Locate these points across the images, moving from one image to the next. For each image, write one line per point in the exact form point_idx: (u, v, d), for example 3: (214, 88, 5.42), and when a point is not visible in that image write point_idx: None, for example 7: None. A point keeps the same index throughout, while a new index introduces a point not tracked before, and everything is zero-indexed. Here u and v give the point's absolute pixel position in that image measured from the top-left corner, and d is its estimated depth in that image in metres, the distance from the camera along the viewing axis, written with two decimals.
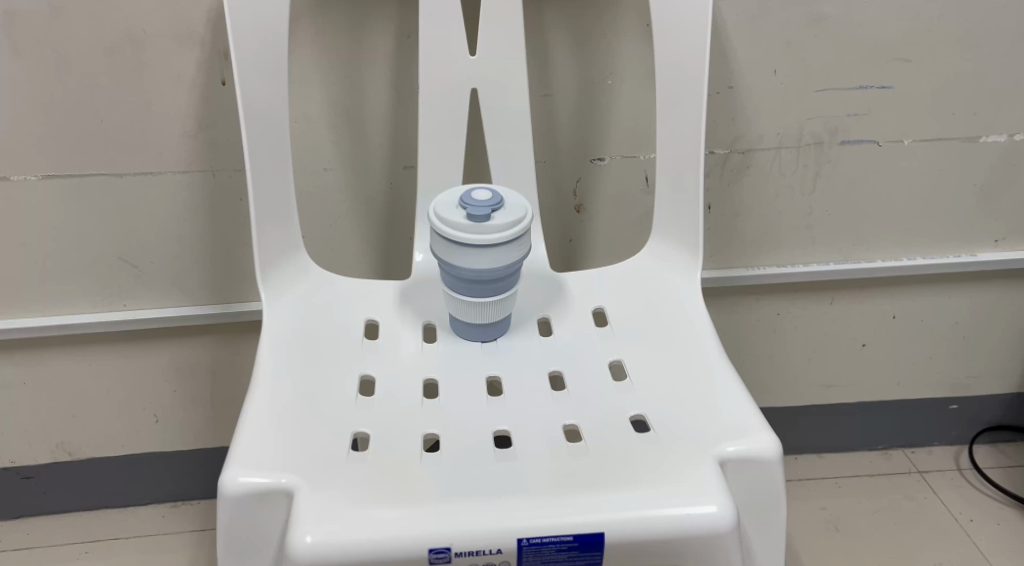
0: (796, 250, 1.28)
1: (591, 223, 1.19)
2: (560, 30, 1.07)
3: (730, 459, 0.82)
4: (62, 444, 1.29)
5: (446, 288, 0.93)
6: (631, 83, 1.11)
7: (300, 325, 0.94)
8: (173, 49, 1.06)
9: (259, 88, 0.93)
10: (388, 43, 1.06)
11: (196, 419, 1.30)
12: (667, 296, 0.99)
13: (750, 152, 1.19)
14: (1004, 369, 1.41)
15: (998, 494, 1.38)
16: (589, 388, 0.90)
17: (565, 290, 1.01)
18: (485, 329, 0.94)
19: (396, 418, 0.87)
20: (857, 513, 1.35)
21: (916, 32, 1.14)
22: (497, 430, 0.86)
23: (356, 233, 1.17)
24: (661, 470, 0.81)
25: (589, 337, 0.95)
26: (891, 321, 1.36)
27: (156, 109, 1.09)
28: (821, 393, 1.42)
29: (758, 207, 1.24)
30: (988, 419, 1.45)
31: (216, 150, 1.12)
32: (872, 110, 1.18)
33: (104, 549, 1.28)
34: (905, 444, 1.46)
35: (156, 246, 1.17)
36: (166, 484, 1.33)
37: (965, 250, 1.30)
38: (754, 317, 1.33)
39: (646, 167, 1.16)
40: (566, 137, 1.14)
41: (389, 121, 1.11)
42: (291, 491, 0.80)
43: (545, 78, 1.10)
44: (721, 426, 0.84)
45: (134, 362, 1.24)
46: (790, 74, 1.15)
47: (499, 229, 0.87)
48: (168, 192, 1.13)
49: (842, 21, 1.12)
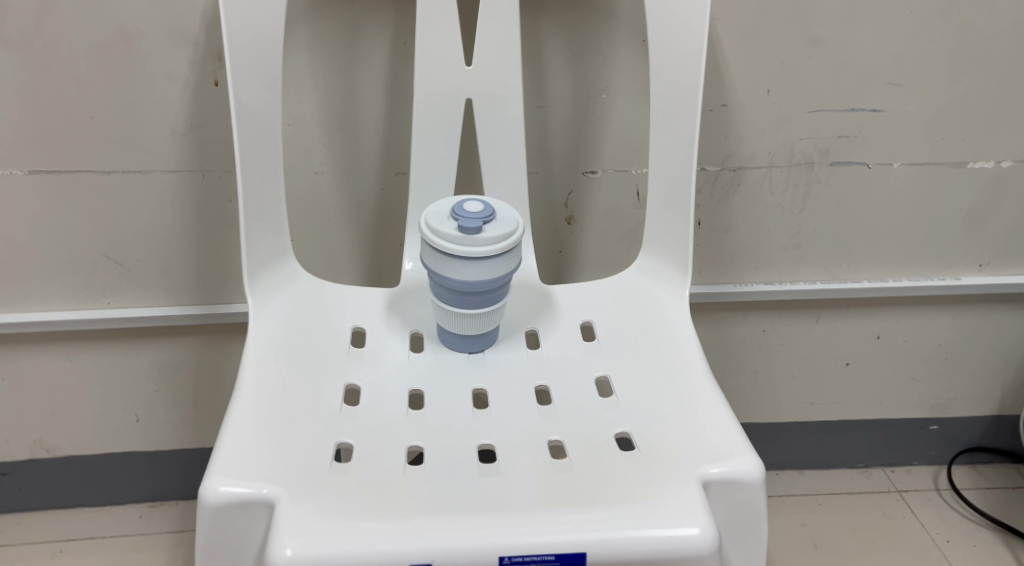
0: (782, 267, 1.28)
1: (580, 235, 1.19)
2: (556, 42, 1.07)
3: (714, 480, 0.82)
4: (39, 441, 1.28)
5: (434, 298, 0.93)
6: (625, 97, 1.11)
7: (286, 330, 0.93)
8: (167, 46, 1.05)
9: (254, 90, 0.92)
10: (385, 49, 1.06)
11: (178, 420, 1.29)
12: (655, 312, 0.98)
13: (742, 170, 1.20)
14: (985, 392, 1.42)
15: (975, 515, 1.39)
16: (575, 404, 0.90)
17: (554, 304, 1.00)
18: (472, 340, 0.94)
19: (381, 429, 0.87)
20: (836, 530, 1.36)
21: (909, 57, 1.14)
22: (482, 444, 0.86)
23: (346, 238, 1.16)
24: (645, 490, 0.80)
25: (576, 352, 0.95)
26: (876, 341, 1.36)
27: (148, 108, 1.08)
28: (803, 410, 1.42)
29: (747, 224, 1.24)
30: (967, 441, 1.46)
31: (206, 152, 1.11)
32: (863, 131, 1.19)
33: (79, 548, 1.27)
34: (885, 463, 1.47)
35: (142, 244, 1.16)
36: (144, 484, 1.32)
37: (949, 274, 1.31)
38: (740, 333, 1.33)
39: (638, 181, 1.16)
40: (560, 148, 1.14)
41: (382, 128, 1.10)
42: (272, 502, 0.79)
43: (540, 89, 1.10)
44: (707, 446, 0.84)
45: (116, 361, 1.23)
46: (784, 94, 1.15)
47: (489, 242, 0.87)
48: (155, 192, 1.13)
49: (836, 43, 1.13)
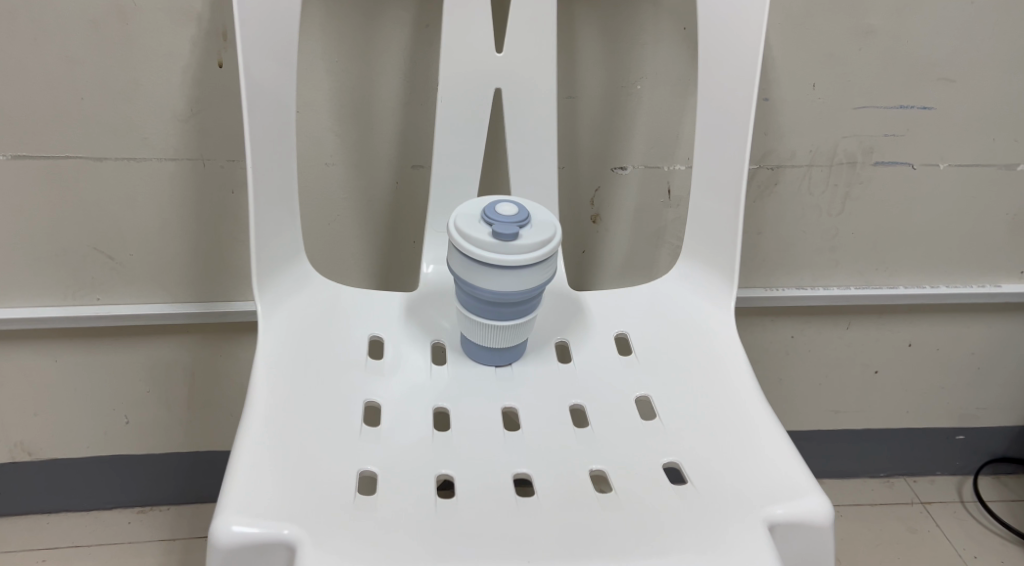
0: (816, 272, 1.21)
1: (606, 234, 1.11)
2: (590, 27, 0.99)
3: (779, 522, 0.75)
4: (21, 443, 1.19)
5: (460, 307, 0.85)
6: (661, 88, 1.03)
7: (296, 341, 0.85)
8: (167, 24, 0.96)
9: (268, 74, 0.84)
10: (406, 33, 0.97)
11: (170, 422, 1.21)
12: (696, 324, 0.91)
13: (780, 169, 1.12)
14: (1015, 402, 1.36)
15: (1002, 529, 1.33)
16: (618, 428, 0.82)
17: (584, 312, 0.93)
18: (498, 353, 0.86)
19: (406, 455, 0.79)
20: (860, 544, 1.30)
21: (964, 52, 1.07)
22: (517, 474, 0.78)
23: (356, 233, 1.08)
24: (704, 536, 0.73)
25: (612, 368, 0.87)
26: (907, 349, 1.30)
27: (145, 89, 0.99)
28: (827, 418, 1.36)
29: (782, 225, 1.17)
30: (992, 450, 1.40)
31: (207, 138, 1.02)
32: (911, 130, 1.11)
33: (62, 557, 1.18)
34: (908, 472, 1.41)
35: (135, 236, 1.07)
36: (133, 489, 1.24)
37: (989, 280, 1.24)
38: (767, 339, 1.27)
39: (670, 179, 1.08)
40: (588, 141, 1.06)
41: (399, 116, 1.02)
42: (293, 545, 0.71)
43: (570, 79, 1.02)
44: (768, 483, 0.77)
45: (105, 360, 1.14)
46: (830, 89, 1.08)
47: (526, 249, 0.80)
48: (150, 181, 1.04)
49: (888, 35, 1.05)
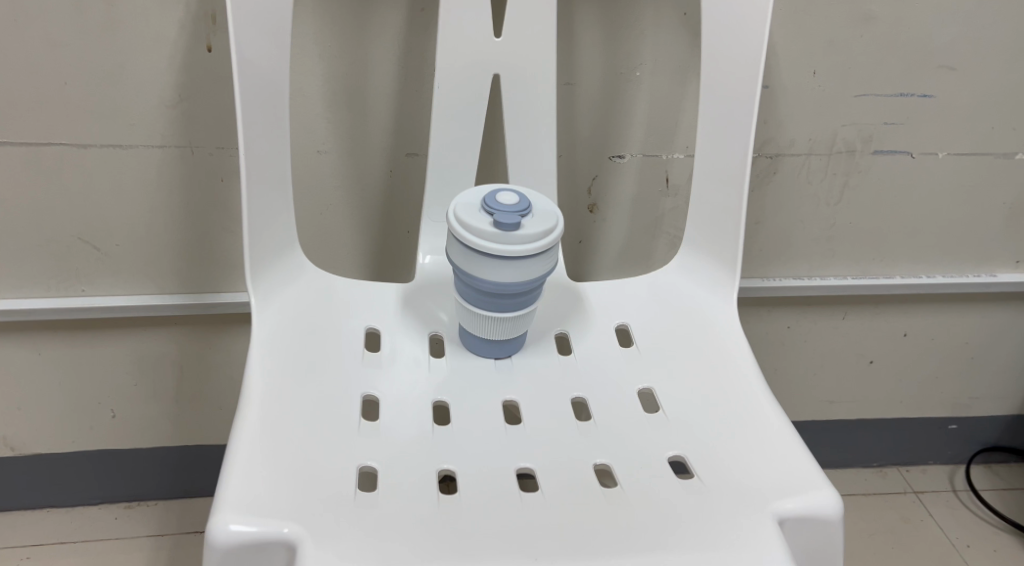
0: (813, 261, 1.20)
1: (602, 224, 1.10)
2: (589, 12, 0.97)
3: (788, 517, 0.73)
4: (4, 438, 1.16)
5: (460, 299, 0.83)
6: (660, 75, 1.01)
7: (292, 333, 0.83)
8: (154, 7, 0.93)
9: (260, 57, 0.81)
10: (401, 18, 0.95)
11: (157, 416, 1.18)
12: (698, 315, 0.89)
13: (779, 158, 1.11)
14: (1008, 391, 1.36)
15: (995, 519, 1.32)
16: (622, 421, 0.81)
17: (583, 303, 0.91)
18: (497, 346, 0.85)
19: (405, 450, 0.77)
20: (854, 534, 1.29)
21: (965, 39, 1.06)
22: (520, 469, 0.77)
23: (349, 222, 1.06)
24: (713, 531, 0.72)
25: (614, 360, 0.86)
26: (902, 339, 1.29)
27: (131, 74, 0.96)
28: (821, 408, 1.35)
29: (780, 214, 1.15)
30: (984, 440, 1.40)
31: (196, 125, 1.00)
32: (910, 118, 1.10)
33: (46, 554, 1.16)
34: (901, 462, 1.40)
35: (122, 225, 1.04)
36: (118, 484, 1.22)
37: (985, 269, 1.23)
38: (763, 329, 1.26)
39: (668, 167, 1.07)
40: (586, 129, 1.04)
41: (393, 103, 0.99)
42: (293, 544, 0.69)
43: (568, 65, 1.00)
44: (776, 477, 0.76)
45: (91, 353, 1.11)
46: (830, 77, 1.06)
47: (527, 239, 0.78)
48: (138, 168, 1.01)
49: (889, 22, 1.04)
